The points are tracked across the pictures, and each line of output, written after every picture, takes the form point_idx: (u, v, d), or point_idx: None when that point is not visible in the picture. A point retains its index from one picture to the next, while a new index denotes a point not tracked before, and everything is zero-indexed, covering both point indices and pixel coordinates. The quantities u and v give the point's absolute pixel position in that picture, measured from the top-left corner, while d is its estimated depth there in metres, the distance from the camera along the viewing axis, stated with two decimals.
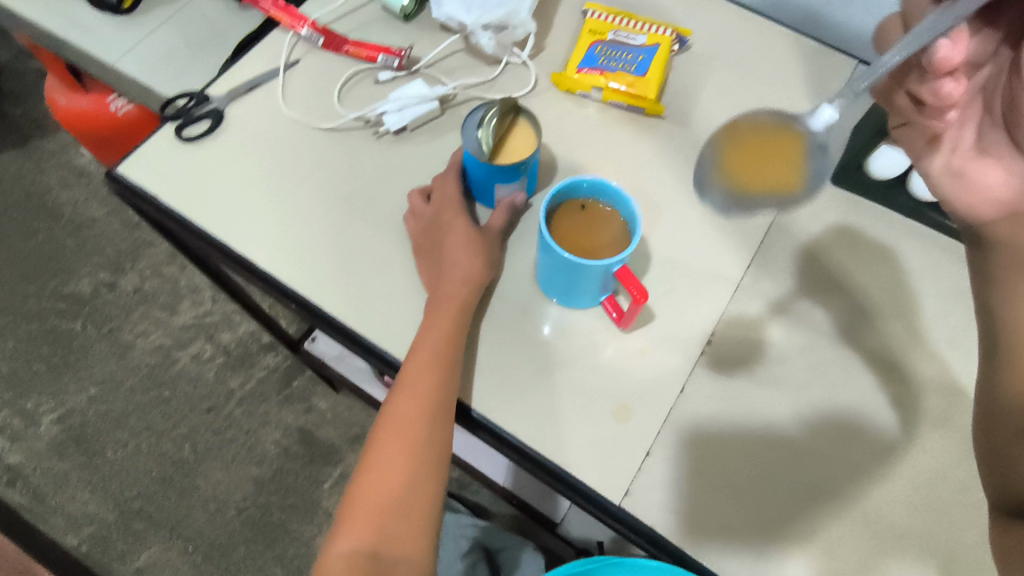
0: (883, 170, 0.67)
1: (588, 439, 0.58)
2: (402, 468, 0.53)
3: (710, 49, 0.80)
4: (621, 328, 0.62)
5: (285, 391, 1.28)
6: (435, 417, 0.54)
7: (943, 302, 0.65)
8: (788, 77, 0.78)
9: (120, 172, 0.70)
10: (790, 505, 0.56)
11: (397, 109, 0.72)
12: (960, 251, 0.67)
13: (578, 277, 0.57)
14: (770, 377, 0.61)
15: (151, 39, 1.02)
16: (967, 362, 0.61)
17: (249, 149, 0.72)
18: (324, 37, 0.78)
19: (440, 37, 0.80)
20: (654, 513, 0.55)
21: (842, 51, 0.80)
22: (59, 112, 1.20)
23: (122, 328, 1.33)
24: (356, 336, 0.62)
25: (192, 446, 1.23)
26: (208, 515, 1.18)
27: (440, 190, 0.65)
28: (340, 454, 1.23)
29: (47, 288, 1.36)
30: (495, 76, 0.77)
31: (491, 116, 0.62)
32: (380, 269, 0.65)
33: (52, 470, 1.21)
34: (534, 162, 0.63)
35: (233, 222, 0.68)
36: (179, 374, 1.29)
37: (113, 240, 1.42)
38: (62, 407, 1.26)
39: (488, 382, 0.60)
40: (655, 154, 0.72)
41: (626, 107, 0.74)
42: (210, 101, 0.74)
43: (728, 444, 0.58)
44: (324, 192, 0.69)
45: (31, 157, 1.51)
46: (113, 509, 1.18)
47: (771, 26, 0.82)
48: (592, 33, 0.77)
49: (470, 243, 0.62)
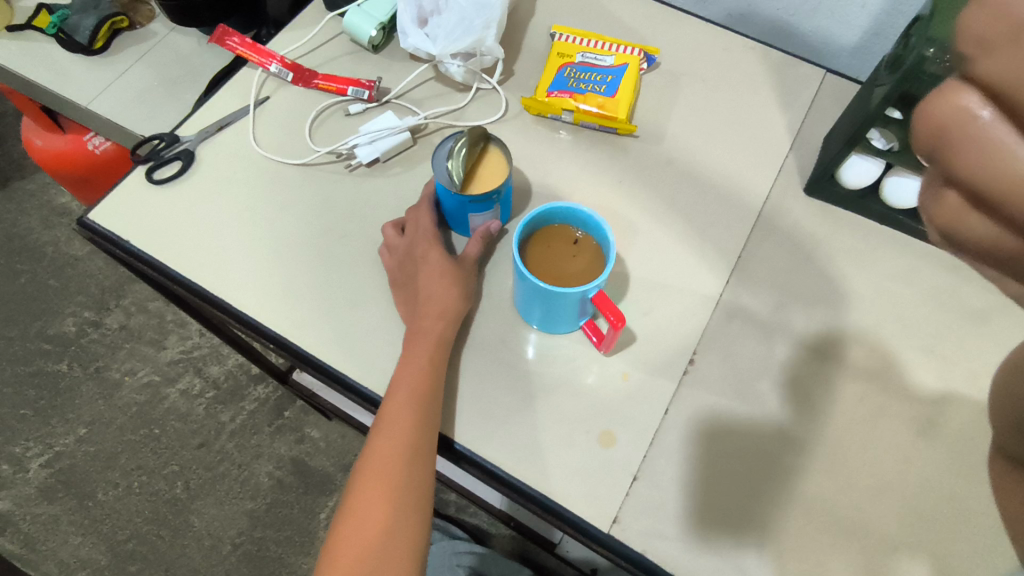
0: (858, 179, 0.67)
1: (574, 467, 0.57)
2: (382, 512, 0.52)
3: (678, 66, 0.80)
4: (602, 351, 0.61)
5: (277, 422, 1.27)
6: (414, 457, 0.54)
7: (922, 307, 0.65)
8: (757, 91, 0.78)
9: (92, 219, 0.70)
10: (784, 526, 0.55)
11: (369, 141, 0.72)
12: (933, 256, 0.67)
13: (555, 305, 0.56)
14: (754, 394, 0.61)
15: (125, 78, 1.01)
16: (946, 367, 0.62)
17: (223, 188, 0.71)
18: (293, 72, 0.79)
19: (411, 67, 0.80)
20: (643, 540, 0.55)
21: (809, 61, 0.81)
22: (36, 154, 1.19)
23: (109, 366, 1.31)
24: (336, 373, 0.61)
25: (184, 483, 1.21)
26: (203, 552, 1.16)
27: (413, 222, 0.65)
28: (335, 483, 1.21)
29: (31, 330, 1.35)
30: (466, 104, 0.77)
31: (460, 146, 0.60)
32: (358, 304, 0.64)
33: (42, 515, 1.19)
34: (506, 190, 0.63)
35: (208, 262, 0.67)
36: (168, 410, 1.27)
37: (97, 278, 1.40)
38: (50, 450, 1.24)
39: (471, 414, 0.59)
40: (628, 174, 0.72)
41: (598, 128, 0.75)
42: (181, 142, 0.74)
43: (715, 464, 0.58)
44: (300, 228, 0.69)
45: (11, 198, 1.50)
46: (107, 552, 1.16)
47: (738, 40, 0.82)
48: (560, 56, 0.77)
49: (446, 274, 0.62)
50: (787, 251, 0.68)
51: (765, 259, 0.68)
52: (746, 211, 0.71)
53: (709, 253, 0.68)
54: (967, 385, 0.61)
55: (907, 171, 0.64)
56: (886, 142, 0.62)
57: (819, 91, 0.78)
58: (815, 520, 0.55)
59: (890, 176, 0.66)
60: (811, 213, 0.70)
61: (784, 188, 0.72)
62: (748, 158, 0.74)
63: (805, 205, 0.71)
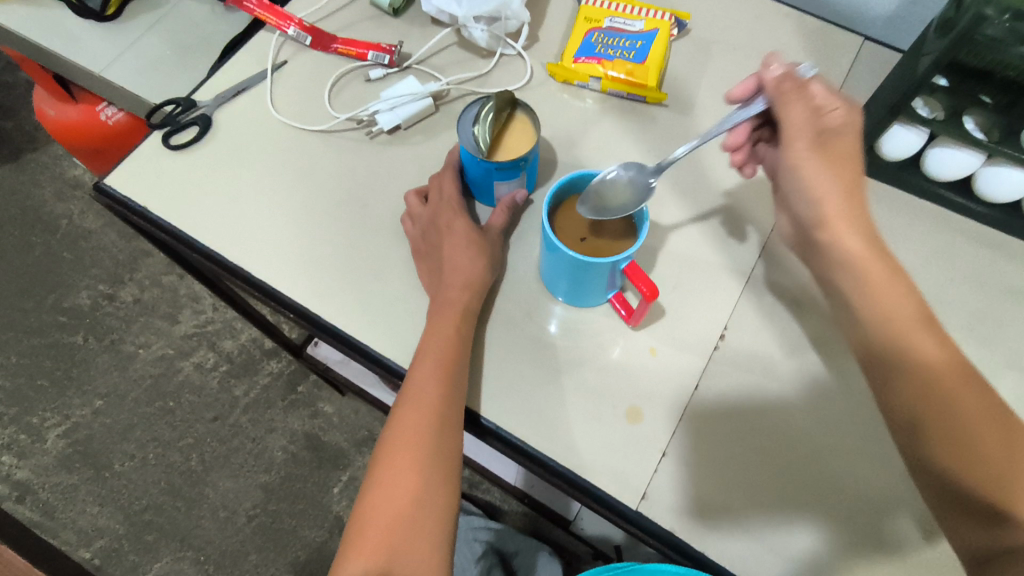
0: (897, 152, 0.64)
1: (601, 443, 0.56)
2: (411, 482, 0.51)
3: (710, 34, 0.77)
4: (631, 325, 0.60)
5: (290, 396, 1.27)
6: (442, 427, 0.52)
7: (962, 283, 0.63)
8: (792, 60, 0.75)
9: (107, 185, 0.68)
10: (817, 506, 0.54)
11: (390, 108, 0.70)
12: (973, 232, 0.65)
13: (586, 276, 0.55)
14: (786, 371, 0.59)
15: (138, 46, 0.99)
16: (986, 346, 0.60)
17: (240, 157, 0.70)
18: (311, 36, 0.76)
19: (432, 32, 0.78)
20: (670, 517, 0.54)
21: (846, 29, 0.78)
22: (50, 125, 1.18)
23: (123, 339, 1.31)
24: (357, 344, 0.60)
25: (199, 455, 1.22)
26: (218, 523, 1.17)
27: (437, 190, 0.63)
28: (349, 457, 1.22)
29: (46, 302, 1.35)
30: (489, 70, 0.75)
31: (487, 111, 0.59)
32: (380, 274, 0.63)
33: (60, 484, 1.20)
34: (534, 157, 0.61)
35: (226, 231, 0.66)
36: (182, 383, 1.28)
37: (111, 251, 1.40)
38: (67, 421, 1.25)
39: (496, 387, 0.58)
40: (657, 145, 0.70)
41: (626, 96, 0.72)
42: (198, 107, 0.72)
43: (744, 440, 0.56)
44: (319, 198, 0.67)
45: (24, 170, 1.49)
46: (124, 521, 1.17)
47: (772, 8, 0.79)
48: (588, 21, 0.75)
49: (471, 243, 0.60)
50: None
51: None
52: None
53: (739, 227, 0.66)
54: (1007, 364, 0.59)
55: (951, 140, 0.61)
56: (930, 110, 0.61)
57: (857, 60, 0.75)
58: (848, 500, 0.54)
59: (931, 148, 0.63)
60: None
61: None
62: None
63: None
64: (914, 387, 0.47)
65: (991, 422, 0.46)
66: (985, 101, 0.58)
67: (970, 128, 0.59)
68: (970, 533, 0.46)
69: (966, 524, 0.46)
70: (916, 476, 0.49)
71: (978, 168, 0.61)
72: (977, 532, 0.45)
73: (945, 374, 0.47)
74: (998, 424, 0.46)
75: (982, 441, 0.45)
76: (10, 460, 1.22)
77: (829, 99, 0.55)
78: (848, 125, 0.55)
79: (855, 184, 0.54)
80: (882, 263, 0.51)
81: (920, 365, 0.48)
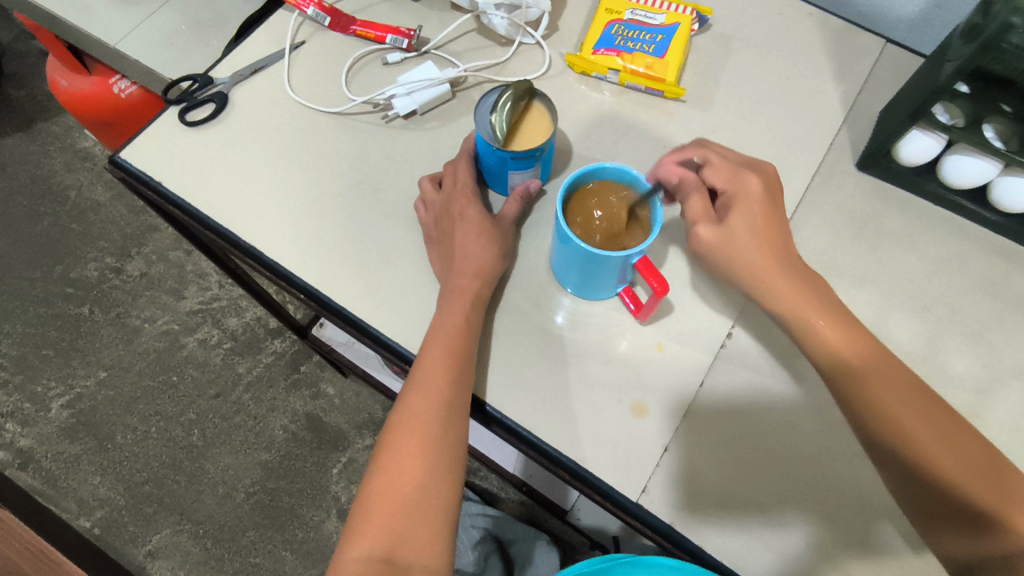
0: (915, 157, 0.64)
1: (604, 435, 0.56)
2: (417, 467, 0.51)
3: (731, 30, 0.77)
4: (640, 319, 0.60)
5: (293, 376, 1.28)
6: (448, 414, 0.53)
7: (973, 292, 0.63)
8: (812, 60, 0.75)
9: (122, 158, 0.68)
10: (816, 508, 0.54)
11: (407, 92, 0.70)
12: (986, 241, 0.65)
13: (596, 267, 0.55)
14: (792, 372, 0.59)
15: (154, 19, 0.99)
16: (993, 356, 0.60)
17: (254, 136, 0.70)
18: (330, 17, 0.76)
19: (451, 18, 0.78)
20: (670, 512, 0.54)
21: (869, 31, 0.77)
22: (62, 96, 1.17)
23: (129, 313, 1.32)
24: (366, 327, 0.60)
25: (200, 431, 1.23)
26: (218, 499, 1.18)
27: (451, 177, 0.63)
28: (348, 439, 1.23)
29: (53, 273, 1.35)
30: (507, 58, 0.74)
31: (505, 100, 0.59)
32: (390, 260, 0.63)
33: (63, 454, 1.21)
34: (550, 148, 0.61)
35: (238, 211, 0.66)
36: (186, 359, 1.28)
37: (119, 224, 1.40)
38: (71, 391, 1.26)
39: (502, 376, 0.58)
40: (674, 140, 0.70)
41: (645, 90, 0.72)
42: (215, 84, 0.72)
43: (747, 439, 0.57)
44: (333, 180, 0.67)
45: (35, 140, 1.49)
46: (124, 493, 1.18)
47: (794, 6, 0.78)
48: (609, 12, 0.74)
49: (482, 232, 0.60)
50: (829, 228, 0.66)
51: (810, 234, 0.65)
52: (792, 184, 0.68)
53: None
54: (1015, 374, 0.59)
55: (970, 148, 0.60)
56: (950, 117, 0.60)
57: (878, 63, 0.75)
58: (849, 501, 0.54)
59: (949, 154, 0.62)
60: (860, 190, 0.68)
61: (835, 163, 0.69)
62: (799, 132, 0.71)
63: (855, 182, 0.68)
64: (888, 396, 0.49)
65: (956, 447, 0.47)
66: (1005, 109, 0.57)
67: (989, 136, 0.58)
68: (950, 538, 0.47)
69: (947, 527, 0.47)
70: (901, 488, 0.49)
71: (994, 177, 0.61)
72: (963, 539, 0.46)
73: (906, 388, 0.49)
74: (960, 445, 0.47)
75: (950, 466, 0.46)
76: (14, 428, 1.23)
77: (718, 176, 0.57)
78: (743, 198, 0.55)
79: (776, 256, 0.54)
80: (818, 299, 0.53)
81: (878, 401, 0.49)
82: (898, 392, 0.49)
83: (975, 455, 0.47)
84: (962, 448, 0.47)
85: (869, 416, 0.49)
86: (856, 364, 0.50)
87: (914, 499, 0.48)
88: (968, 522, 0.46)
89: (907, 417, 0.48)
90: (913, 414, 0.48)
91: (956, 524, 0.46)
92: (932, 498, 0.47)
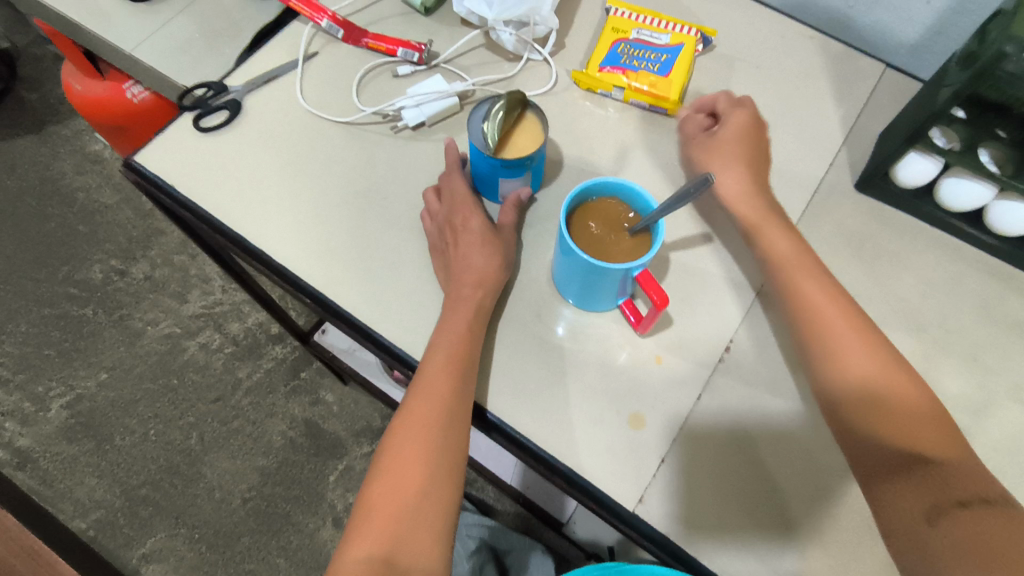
0: (913, 180, 0.65)
1: (602, 446, 0.57)
2: (417, 472, 0.51)
3: (734, 51, 0.78)
4: (638, 332, 0.61)
5: (293, 382, 1.28)
6: (449, 421, 0.53)
7: (969, 314, 0.63)
8: (813, 83, 0.76)
9: (136, 161, 0.70)
10: (811, 524, 0.55)
11: (416, 105, 0.72)
12: (982, 264, 0.66)
13: (596, 279, 0.56)
14: (789, 388, 0.60)
15: (168, 27, 1.01)
16: (988, 377, 0.60)
17: (264, 143, 0.71)
18: (343, 29, 0.77)
19: (461, 34, 0.80)
20: (666, 523, 0.55)
21: (869, 55, 0.79)
22: (76, 100, 1.19)
23: (132, 315, 1.33)
24: (369, 333, 0.61)
25: (198, 435, 1.23)
26: (214, 504, 1.18)
27: (448, 186, 0.65)
28: (346, 447, 1.23)
29: (59, 274, 1.37)
30: (515, 73, 0.76)
31: (498, 109, 0.60)
32: (394, 268, 0.64)
33: (60, 454, 1.21)
34: (539, 157, 0.62)
35: (247, 216, 0.67)
36: (187, 363, 1.29)
37: (125, 228, 1.42)
38: (72, 393, 1.26)
39: (503, 385, 0.59)
40: (676, 157, 0.71)
41: (649, 107, 0.74)
42: (228, 91, 0.74)
43: (744, 453, 0.57)
44: (340, 189, 0.68)
45: (46, 142, 1.51)
46: (121, 495, 1.18)
47: (797, 29, 0.80)
48: (615, 31, 0.76)
49: (484, 242, 0.61)
50: (827, 246, 0.67)
51: None
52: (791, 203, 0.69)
53: None
54: (1008, 395, 0.60)
55: (965, 171, 0.62)
56: (947, 140, 0.61)
57: (877, 87, 0.76)
58: (845, 518, 0.55)
59: (946, 177, 0.64)
60: (859, 210, 0.69)
61: (833, 184, 0.71)
62: (799, 152, 0.72)
63: (853, 204, 0.70)
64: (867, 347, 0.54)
65: (920, 418, 0.51)
66: (1000, 135, 0.59)
67: (985, 160, 0.60)
68: (889, 487, 0.49)
69: (890, 479, 0.49)
70: (857, 444, 0.52)
71: (990, 201, 0.63)
72: (905, 490, 0.48)
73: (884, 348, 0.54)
74: (921, 411, 0.51)
75: (912, 424, 0.50)
76: (14, 427, 1.24)
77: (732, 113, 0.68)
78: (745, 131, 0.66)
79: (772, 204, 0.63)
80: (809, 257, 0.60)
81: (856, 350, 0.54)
82: (881, 349, 0.54)
83: (932, 423, 0.51)
84: (923, 414, 0.51)
85: (848, 359, 0.54)
86: (840, 317, 0.56)
87: (867, 452, 0.51)
88: (913, 473, 0.48)
89: (883, 369, 0.53)
90: (903, 411, 0.51)
91: (896, 472, 0.49)
92: (888, 449, 0.50)
